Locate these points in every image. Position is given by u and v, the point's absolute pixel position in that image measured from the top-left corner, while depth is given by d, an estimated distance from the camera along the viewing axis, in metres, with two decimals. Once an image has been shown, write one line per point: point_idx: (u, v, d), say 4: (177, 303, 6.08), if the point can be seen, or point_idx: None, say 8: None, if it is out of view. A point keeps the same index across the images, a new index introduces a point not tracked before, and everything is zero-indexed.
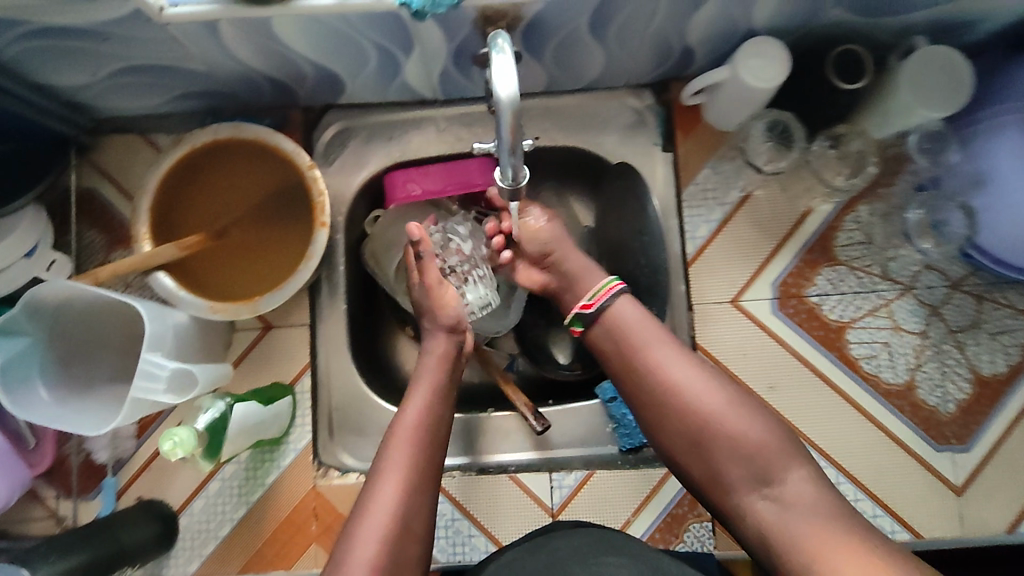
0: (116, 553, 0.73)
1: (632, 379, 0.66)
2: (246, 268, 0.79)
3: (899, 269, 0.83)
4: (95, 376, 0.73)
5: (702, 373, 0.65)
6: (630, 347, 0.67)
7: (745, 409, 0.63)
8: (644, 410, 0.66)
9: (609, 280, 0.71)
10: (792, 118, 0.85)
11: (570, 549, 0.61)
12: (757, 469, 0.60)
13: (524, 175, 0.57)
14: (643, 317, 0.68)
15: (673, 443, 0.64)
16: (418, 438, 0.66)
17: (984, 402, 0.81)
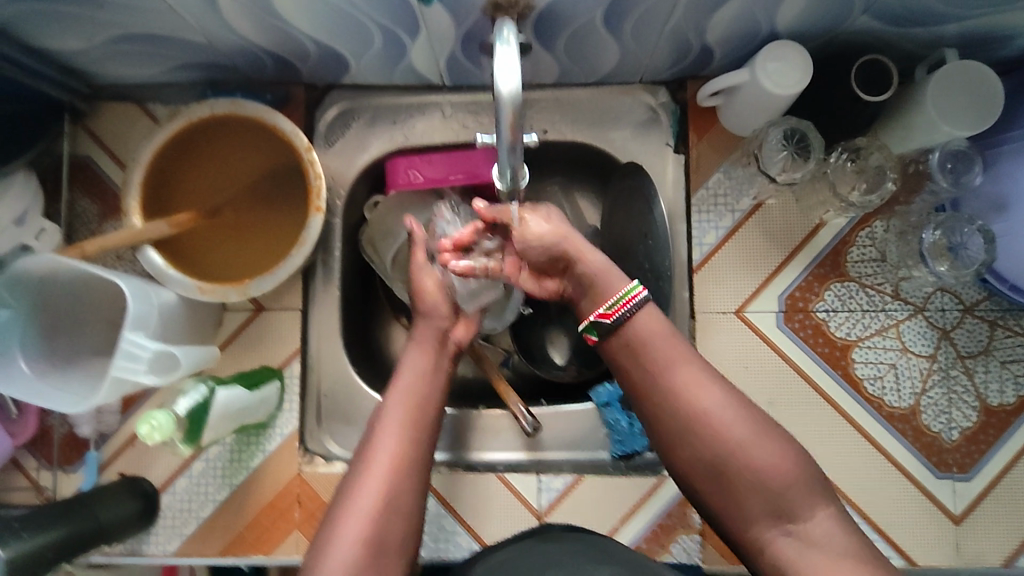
0: (94, 531, 0.71)
1: (652, 397, 0.62)
2: (240, 248, 0.77)
3: (912, 289, 0.80)
4: (81, 350, 0.72)
5: (728, 396, 0.61)
6: (652, 363, 0.62)
7: (769, 437, 0.59)
8: (662, 430, 0.62)
9: (628, 289, 0.64)
10: (811, 128, 0.78)
11: (568, 554, 0.62)
12: (780, 504, 0.57)
13: (522, 174, 0.54)
14: (668, 331, 0.64)
15: (691, 466, 0.61)
16: (409, 419, 0.63)
17: (989, 432, 0.78)
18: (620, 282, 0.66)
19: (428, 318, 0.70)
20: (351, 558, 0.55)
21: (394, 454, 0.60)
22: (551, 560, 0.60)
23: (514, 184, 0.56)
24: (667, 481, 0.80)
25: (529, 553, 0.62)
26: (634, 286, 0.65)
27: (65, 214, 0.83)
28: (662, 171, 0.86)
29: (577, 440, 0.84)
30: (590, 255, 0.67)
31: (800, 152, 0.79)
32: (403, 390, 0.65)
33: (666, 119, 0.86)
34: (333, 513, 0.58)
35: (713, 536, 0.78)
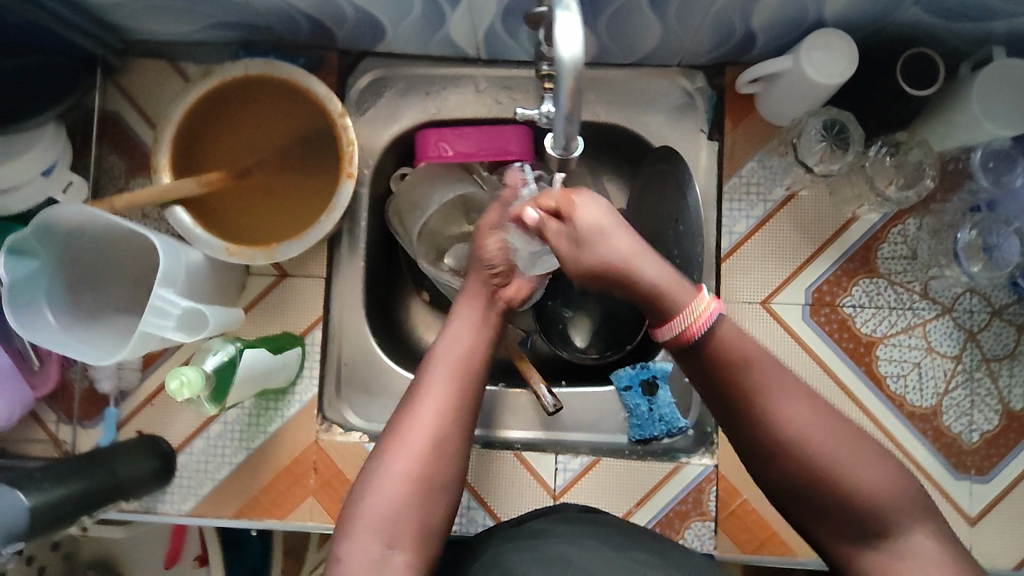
0: (111, 487, 0.72)
1: (735, 414, 0.55)
2: (267, 212, 0.77)
3: (941, 289, 0.79)
4: (104, 304, 0.73)
5: (821, 411, 0.54)
6: (736, 382, 0.55)
7: (866, 454, 0.53)
8: (747, 446, 0.56)
9: (699, 305, 0.55)
10: (852, 119, 0.77)
11: (593, 534, 0.62)
12: (874, 529, 0.52)
13: (576, 144, 0.55)
14: (753, 342, 0.55)
15: (780, 485, 0.55)
16: (462, 362, 0.61)
17: (1010, 436, 0.78)
18: (687, 294, 0.56)
19: (478, 271, 0.69)
20: (398, 495, 0.54)
21: (447, 395, 0.58)
22: (578, 536, 0.61)
23: (565, 155, 0.58)
24: (683, 467, 0.80)
25: (553, 529, 0.63)
26: (708, 300, 0.55)
27: (93, 169, 0.82)
28: (695, 157, 0.85)
29: (594, 423, 0.85)
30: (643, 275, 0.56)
31: (840, 144, 0.78)
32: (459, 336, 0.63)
33: (701, 104, 0.85)
34: (381, 446, 0.57)
35: (726, 524, 0.78)
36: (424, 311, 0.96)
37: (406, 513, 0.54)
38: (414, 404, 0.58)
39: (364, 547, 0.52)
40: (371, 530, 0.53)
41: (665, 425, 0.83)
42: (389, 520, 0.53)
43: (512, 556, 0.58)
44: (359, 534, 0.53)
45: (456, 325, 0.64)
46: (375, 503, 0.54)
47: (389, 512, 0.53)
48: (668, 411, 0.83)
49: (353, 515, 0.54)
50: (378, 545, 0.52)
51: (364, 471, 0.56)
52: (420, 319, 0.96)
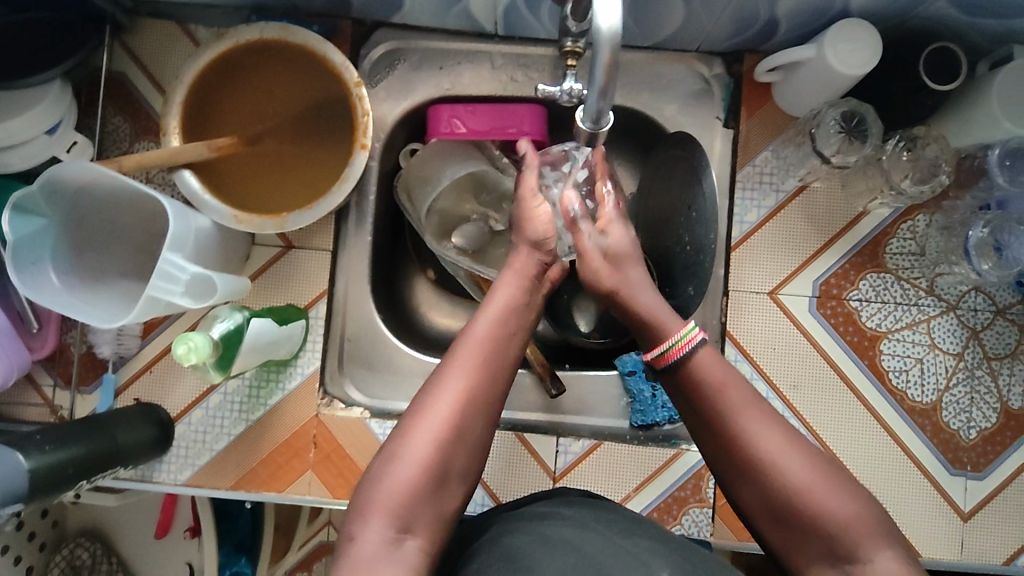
0: (109, 452, 0.70)
1: (710, 435, 0.57)
2: (276, 181, 0.76)
3: (947, 286, 0.80)
4: (109, 268, 0.71)
5: (791, 440, 0.54)
6: (711, 402, 0.57)
7: (837, 482, 0.52)
8: (721, 469, 0.56)
9: (681, 334, 0.59)
10: (871, 111, 0.77)
11: (596, 519, 0.61)
12: (846, 554, 0.50)
13: (606, 120, 0.56)
14: (729, 369, 0.58)
15: (754, 510, 0.54)
16: (492, 350, 0.59)
17: (1007, 434, 0.79)
18: (676, 326, 0.61)
19: (529, 244, 0.67)
20: (415, 478, 0.53)
21: (472, 381, 0.57)
22: (583, 521, 0.60)
23: (593, 130, 0.58)
24: (684, 453, 0.80)
25: (556, 513, 0.63)
26: (689, 330, 0.59)
27: (98, 130, 0.80)
28: (709, 144, 0.84)
29: (598, 408, 0.86)
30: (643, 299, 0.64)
31: (857, 135, 0.77)
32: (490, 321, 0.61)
33: (718, 91, 0.85)
34: (402, 425, 0.55)
35: (724, 512, 0.79)
36: (429, 289, 0.95)
37: (421, 498, 0.53)
38: (440, 386, 0.56)
39: (373, 530, 0.51)
40: (384, 512, 0.52)
41: (668, 412, 0.82)
42: (403, 505, 0.52)
43: (519, 539, 0.58)
44: (371, 516, 0.52)
45: (488, 308, 0.62)
46: (388, 486, 0.53)
47: (402, 496, 0.52)
48: (671, 398, 0.83)
49: (366, 495, 0.53)
50: (389, 529, 0.51)
51: (382, 451, 0.55)
52: (425, 299, 0.95)
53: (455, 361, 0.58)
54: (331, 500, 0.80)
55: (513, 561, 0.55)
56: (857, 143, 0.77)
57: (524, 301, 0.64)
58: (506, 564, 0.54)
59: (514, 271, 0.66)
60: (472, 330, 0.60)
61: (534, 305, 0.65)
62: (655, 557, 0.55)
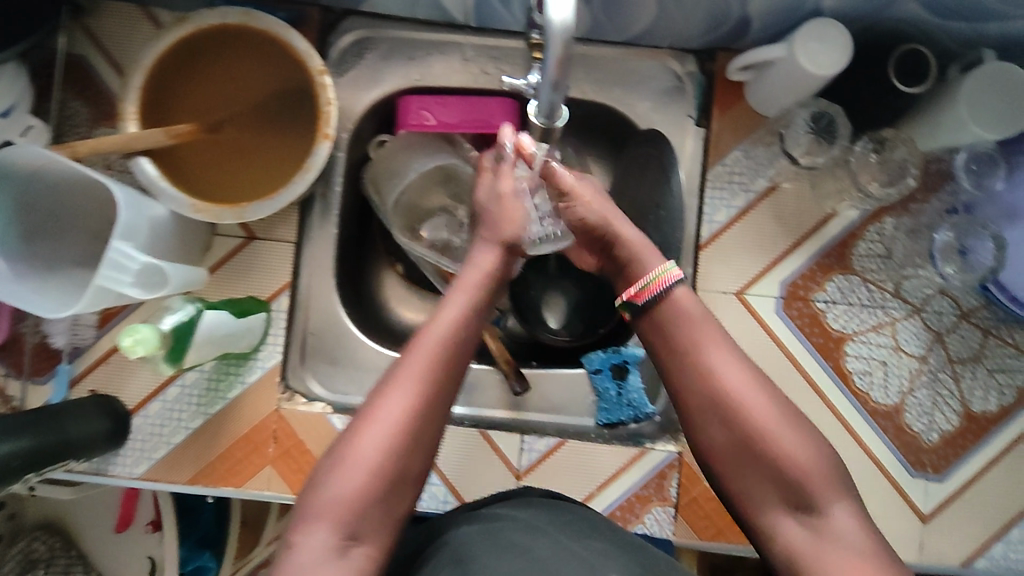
0: (58, 444, 0.68)
1: (683, 375, 0.60)
2: (238, 170, 0.74)
3: (913, 289, 0.80)
4: (61, 257, 0.69)
5: (762, 388, 0.58)
6: (685, 344, 0.60)
7: (800, 431, 0.57)
8: (687, 407, 0.60)
9: (662, 270, 0.63)
10: (840, 112, 0.79)
11: (551, 521, 0.61)
12: (799, 494, 0.55)
13: (559, 114, 0.56)
14: (706, 313, 0.62)
15: (717, 449, 0.59)
16: (446, 352, 0.57)
17: (968, 437, 0.79)
18: (657, 262, 0.65)
19: (500, 241, 0.65)
20: (364, 479, 0.52)
21: (423, 388, 0.55)
22: (533, 525, 0.60)
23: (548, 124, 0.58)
24: (647, 452, 0.79)
25: (511, 516, 0.62)
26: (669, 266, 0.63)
27: (54, 114, 0.78)
28: (680, 142, 0.83)
29: (564, 406, 0.85)
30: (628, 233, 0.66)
31: (826, 136, 0.80)
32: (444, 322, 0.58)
33: (690, 89, 0.84)
34: (350, 429, 0.54)
35: (687, 511, 0.78)
36: (398, 284, 0.94)
37: (369, 504, 0.52)
38: (388, 391, 0.55)
39: (317, 537, 0.51)
40: (331, 519, 0.51)
41: (633, 410, 0.83)
42: (350, 510, 0.52)
43: (473, 542, 0.58)
44: (316, 521, 0.51)
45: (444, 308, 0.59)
46: (337, 486, 0.52)
47: (351, 498, 0.52)
48: (636, 396, 0.83)
49: (311, 499, 0.53)
50: (335, 536, 0.51)
51: (330, 450, 0.55)
52: (393, 293, 0.94)
53: (405, 365, 0.56)
54: (289, 495, 0.78)
55: (462, 566, 0.55)
56: (824, 144, 0.80)
57: (482, 299, 0.62)
58: (455, 568, 0.55)
59: (475, 270, 0.63)
60: (425, 332, 0.58)
61: (490, 302, 0.63)
62: (603, 560, 0.55)
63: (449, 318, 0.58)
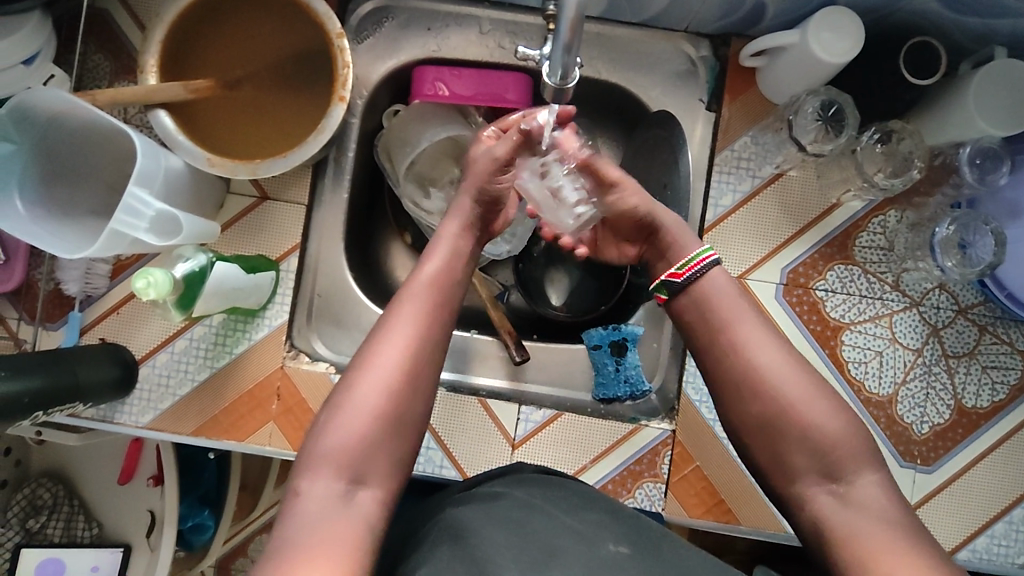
0: (68, 387, 0.70)
1: (714, 352, 0.62)
2: (252, 128, 0.75)
3: (912, 282, 0.81)
4: (78, 204, 0.71)
5: (791, 360, 0.60)
6: (715, 320, 0.63)
7: (828, 402, 0.59)
8: (719, 382, 0.62)
9: (700, 251, 0.66)
10: (849, 101, 0.78)
11: (545, 498, 0.63)
12: (828, 463, 0.57)
13: (572, 77, 0.57)
14: (737, 291, 0.64)
15: (747, 423, 0.61)
16: (432, 296, 0.61)
17: (958, 431, 0.80)
18: (692, 245, 0.68)
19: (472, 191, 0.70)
20: (364, 426, 0.54)
21: (415, 331, 0.58)
22: (530, 502, 0.61)
23: (561, 88, 0.59)
24: (642, 429, 0.81)
25: (509, 495, 0.63)
26: (706, 249, 0.66)
27: (77, 66, 0.79)
28: (690, 127, 0.85)
29: (561, 379, 0.87)
30: (670, 220, 0.69)
31: (833, 125, 0.79)
32: (431, 270, 0.63)
33: (702, 73, 0.85)
34: (348, 378, 0.57)
35: (677, 488, 0.80)
36: (404, 255, 0.95)
37: (374, 444, 0.55)
38: (384, 339, 0.58)
39: (322, 484, 0.53)
40: (333, 466, 0.53)
41: (629, 388, 0.83)
42: (354, 458, 0.54)
43: (467, 513, 0.60)
44: (322, 468, 0.53)
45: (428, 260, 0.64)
46: (339, 435, 0.54)
47: (353, 445, 0.54)
48: (634, 373, 0.83)
49: (313, 450, 0.54)
50: (343, 481, 0.53)
51: (329, 401, 0.57)
52: (399, 263, 0.95)
53: (397, 312, 0.60)
54: (290, 451, 0.80)
55: (459, 541, 0.57)
56: (831, 133, 0.79)
57: (462, 249, 0.67)
58: (453, 543, 0.57)
59: (455, 224, 0.68)
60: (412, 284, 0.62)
61: (472, 254, 0.68)
62: (600, 531, 0.59)
63: (433, 268, 0.63)
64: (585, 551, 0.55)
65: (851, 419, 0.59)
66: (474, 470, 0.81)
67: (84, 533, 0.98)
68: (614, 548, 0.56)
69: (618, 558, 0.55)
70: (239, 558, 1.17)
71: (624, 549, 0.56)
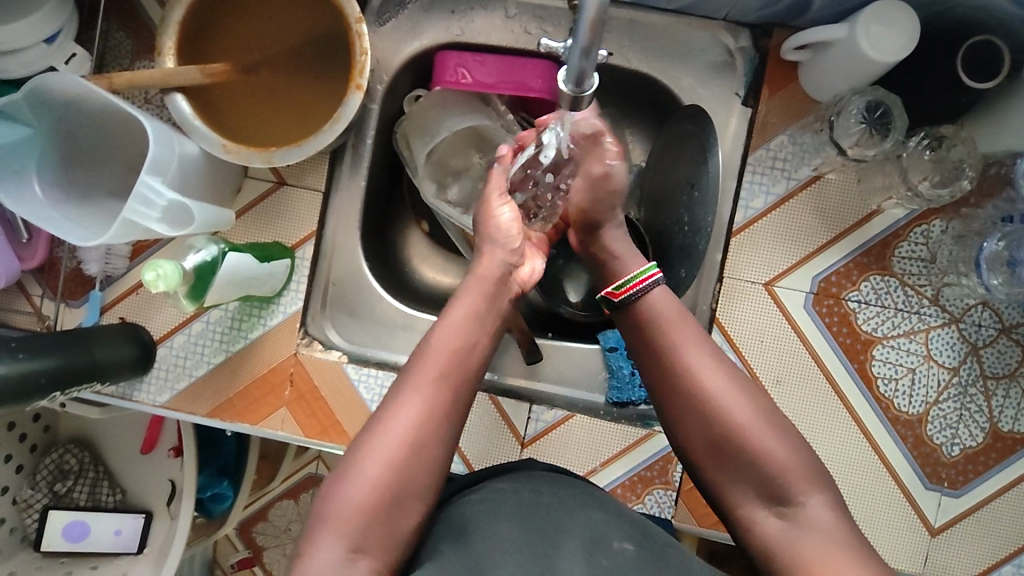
0: (84, 366, 0.71)
1: (659, 371, 0.62)
2: (268, 115, 0.74)
3: (952, 298, 0.76)
4: (95, 188, 0.71)
5: (739, 385, 0.60)
6: (660, 342, 0.63)
7: (777, 431, 0.58)
8: (667, 404, 0.62)
9: (642, 271, 0.67)
10: (897, 103, 0.72)
11: (550, 494, 0.61)
12: (774, 486, 0.56)
13: (589, 83, 0.58)
14: (682, 313, 0.64)
15: (695, 446, 0.60)
16: (447, 362, 0.60)
17: (991, 455, 0.76)
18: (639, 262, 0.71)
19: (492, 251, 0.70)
20: (365, 500, 0.54)
21: (427, 395, 0.58)
22: (532, 501, 0.59)
23: (579, 91, 0.60)
24: (655, 435, 0.79)
25: (511, 490, 0.61)
26: (650, 268, 0.67)
27: (99, 44, 0.78)
28: (724, 121, 0.81)
29: (575, 379, 0.86)
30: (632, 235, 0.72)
31: (879, 128, 0.73)
32: (448, 332, 0.62)
33: (740, 65, 0.80)
34: (355, 447, 0.57)
35: (688, 496, 0.78)
36: (423, 243, 0.95)
37: (375, 516, 0.53)
38: (394, 406, 0.57)
39: (327, 548, 0.52)
40: (333, 535, 0.53)
41: (644, 392, 0.82)
42: (353, 524, 0.53)
43: (471, 508, 0.59)
44: (325, 533, 0.53)
45: (445, 320, 0.63)
46: (339, 507, 0.54)
47: (355, 516, 0.53)
48: None
49: (314, 517, 0.54)
50: (340, 548, 0.52)
51: (336, 468, 0.57)
52: (417, 251, 0.95)
53: (410, 378, 0.59)
54: (301, 437, 0.80)
55: (463, 540, 0.56)
56: (876, 137, 0.74)
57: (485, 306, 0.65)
58: (456, 542, 0.55)
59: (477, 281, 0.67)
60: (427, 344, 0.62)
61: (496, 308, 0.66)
62: (604, 527, 0.58)
63: (451, 328, 0.62)
64: (588, 553, 0.54)
65: (800, 447, 0.58)
66: (482, 465, 0.80)
67: (108, 498, 1.01)
68: (619, 546, 0.56)
69: (624, 556, 0.55)
70: (260, 521, 1.24)
71: (629, 546, 0.56)
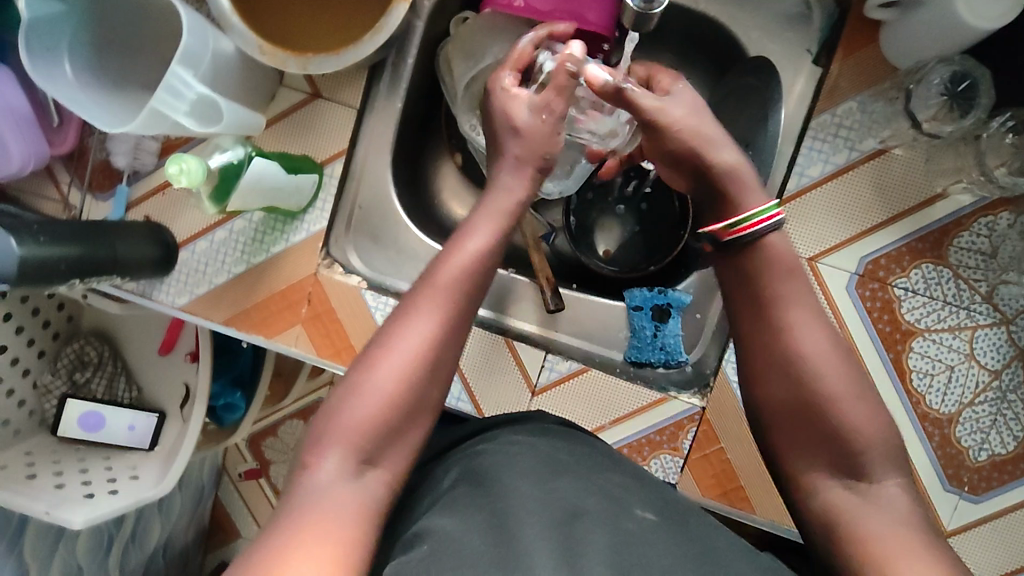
0: (104, 260, 0.71)
1: (754, 323, 0.58)
2: (312, 18, 0.70)
3: (1007, 298, 0.71)
4: (127, 77, 0.69)
5: (838, 351, 0.56)
6: (762, 292, 0.58)
7: (867, 406, 0.55)
8: (753, 356, 0.58)
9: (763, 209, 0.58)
10: (988, 76, 0.69)
11: (570, 454, 0.59)
12: (852, 461, 0.54)
13: None
14: (796, 265, 0.59)
15: (774, 404, 0.57)
16: (461, 279, 0.56)
17: (1019, 465, 0.72)
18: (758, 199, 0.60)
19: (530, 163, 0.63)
20: (376, 414, 0.52)
21: (441, 314, 0.55)
22: (550, 456, 0.58)
23: None
24: (669, 400, 0.76)
25: (528, 445, 0.59)
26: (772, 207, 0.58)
27: None
28: (789, 81, 0.76)
29: (595, 334, 0.83)
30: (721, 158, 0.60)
31: (961, 103, 0.70)
32: (466, 251, 0.58)
33: (817, 19, 0.75)
34: (365, 359, 0.54)
35: (695, 465, 0.76)
36: (455, 176, 0.93)
37: (383, 431, 0.52)
38: (408, 321, 0.54)
39: (330, 461, 0.51)
40: (345, 447, 0.51)
41: (664, 355, 0.79)
42: (364, 440, 0.52)
43: (482, 458, 0.58)
44: (332, 445, 0.51)
45: (464, 235, 0.59)
46: (349, 419, 0.52)
47: (364, 432, 0.52)
48: (671, 342, 0.80)
49: (325, 426, 0.52)
50: (354, 461, 0.51)
51: (346, 378, 0.54)
52: (447, 184, 0.93)
53: (421, 294, 0.56)
54: (314, 357, 0.80)
55: (479, 487, 0.54)
56: (956, 113, 0.70)
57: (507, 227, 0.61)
58: (474, 489, 0.54)
59: (505, 196, 0.61)
60: (448, 255, 0.58)
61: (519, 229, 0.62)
62: (625, 492, 0.55)
63: (473, 241, 0.58)
64: (615, 516, 0.51)
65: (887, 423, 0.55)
66: (491, 408, 0.79)
67: (124, 395, 1.03)
68: (642, 514, 0.53)
69: (646, 524, 0.52)
70: (269, 436, 1.26)
71: (651, 516, 0.53)
